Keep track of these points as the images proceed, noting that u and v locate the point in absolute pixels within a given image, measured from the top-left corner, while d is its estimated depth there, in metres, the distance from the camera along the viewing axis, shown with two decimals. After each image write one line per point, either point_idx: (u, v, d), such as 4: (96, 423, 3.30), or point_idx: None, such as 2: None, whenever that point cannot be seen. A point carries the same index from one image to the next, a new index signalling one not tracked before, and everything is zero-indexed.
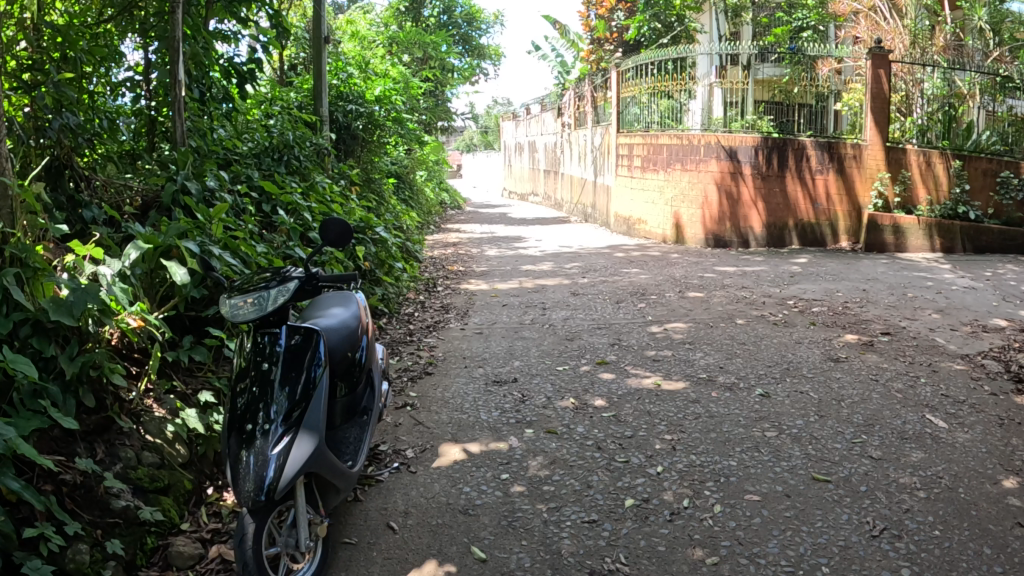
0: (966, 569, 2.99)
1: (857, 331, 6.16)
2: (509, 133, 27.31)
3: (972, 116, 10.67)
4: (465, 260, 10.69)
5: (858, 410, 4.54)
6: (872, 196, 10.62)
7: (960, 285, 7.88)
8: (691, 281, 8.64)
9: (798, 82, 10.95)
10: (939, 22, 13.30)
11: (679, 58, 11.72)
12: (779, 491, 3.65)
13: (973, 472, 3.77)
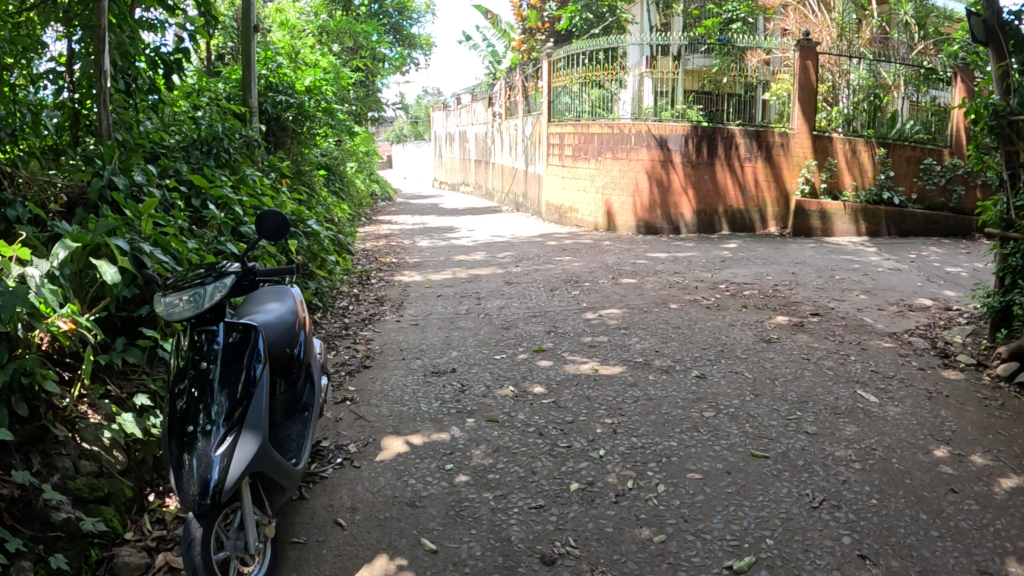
0: (903, 534, 3.17)
1: (787, 313, 6.39)
2: (439, 122, 27.07)
3: (896, 106, 11.19)
4: (398, 252, 10.57)
5: (792, 388, 4.74)
6: (799, 182, 11.05)
7: (884, 267, 8.26)
8: (623, 268, 8.77)
9: (727, 72, 11.26)
10: (866, 18, 13.87)
11: (609, 48, 11.83)
12: (719, 468, 3.78)
13: (906, 443, 3.98)
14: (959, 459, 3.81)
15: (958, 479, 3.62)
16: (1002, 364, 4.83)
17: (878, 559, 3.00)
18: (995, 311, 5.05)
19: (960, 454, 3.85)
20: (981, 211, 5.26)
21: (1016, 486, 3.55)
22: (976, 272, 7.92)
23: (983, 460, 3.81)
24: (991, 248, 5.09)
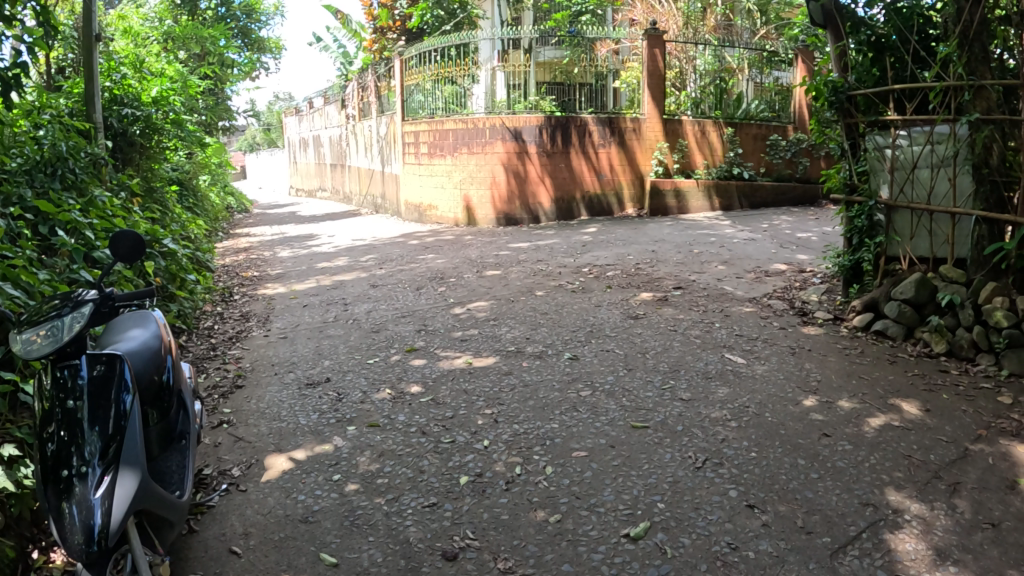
0: (785, 481, 3.10)
1: (652, 289, 6.74)
2: (291, 129, 26.16)
3: (741, 88, 12.29)
4: (258, 264, 10.17)
5: (665, 359, 4.94)
6: (653, 164, 11.77)
7: (739, 238, 8.84)
8: (487, 260, 8.92)
9: (578, 63, 11.59)
10: (712, 7, 14.38)
11: (461, 43, 11.75)
12: (605, 444, 3.63)
13: (776, 397, 4.10)
14: (828, 406, 3.90)
15: (829, 424, 3.67)
16: (857, 316, 5.12)
17: (766, 507, 2.88)
18: (847, 268, 5.53)
19: (828, 401, 3.96)
20: (827, 179, 5.82)
21: (883, 423, 3.63)
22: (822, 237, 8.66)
23: (849, 404, 3.92)
24: (840, 211, 5.63)
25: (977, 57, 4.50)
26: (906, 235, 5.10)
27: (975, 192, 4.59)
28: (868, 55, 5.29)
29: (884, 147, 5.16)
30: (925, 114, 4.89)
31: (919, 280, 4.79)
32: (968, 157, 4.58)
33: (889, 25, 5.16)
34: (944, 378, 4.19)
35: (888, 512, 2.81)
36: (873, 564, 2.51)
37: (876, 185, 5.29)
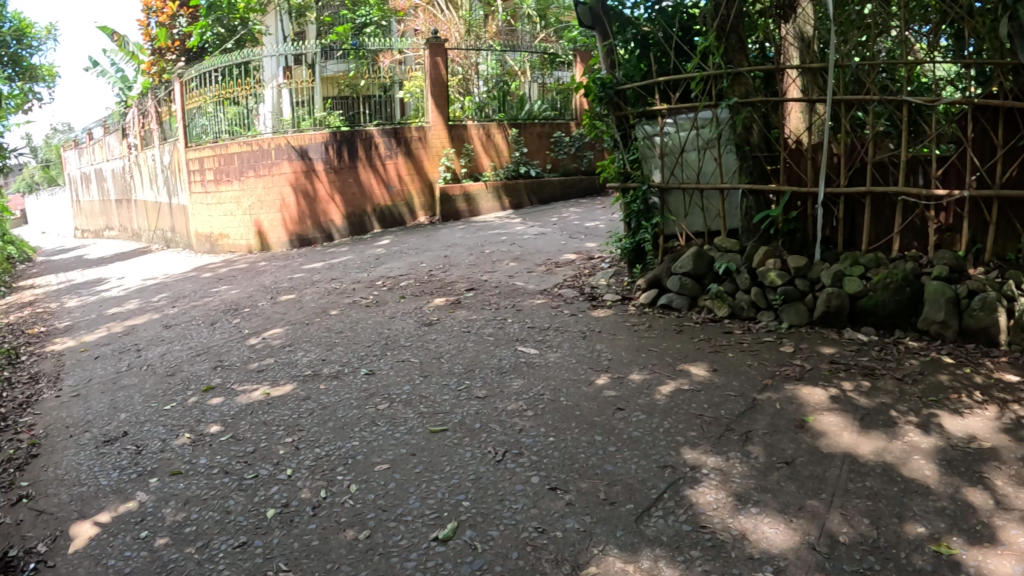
0: (585, 459, 2.99)
1: (442, 293, 5.83)
2: (74, 163, 23.87)
3: (524, 90, 11.64)
4: (44, 317, 9.11)
5: (458, 358, 4.24)
6: (440, 170, 10.76)
7: (530, 234, 8.74)
8: (281, 285, 7.75)
9: (363, 76, 10.48)
10: (493, 13, 14.85)
11: (244, 62, 10.30)
12: (402, 453, 3.18)
13: (568, 380, 3.77)
14: (620, 381, 3.71)
15: (622, 399, 3.51)
16: (642, 293, 4.92)
17: (567, 485, 2.80)
18: (629, 251, 5.31)
19: (619, 376, 3.77)
20: (602, 170, 5.52)
21: (673, 389, 3.56)
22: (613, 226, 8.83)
23: (640, 375, 3.77)
24: (618, 199, 5.40)
25: (734, 47, 4.63)
26: (680, 214, 5.05)
27: (740, 168, 4.66)
28: (636, 53, 5.13)
29: (653, 135, 5.02)
30: (689, 102, 4.86)
31: (696, 253, 4.72)
32: (732, 138, 4.63)
33: (654, 23, 5.02)
34: (729, 339, 4.18)
35: (686, 469, 2.88)
36: (677, 520, 2.57)
37: (648, 170, 5.14)
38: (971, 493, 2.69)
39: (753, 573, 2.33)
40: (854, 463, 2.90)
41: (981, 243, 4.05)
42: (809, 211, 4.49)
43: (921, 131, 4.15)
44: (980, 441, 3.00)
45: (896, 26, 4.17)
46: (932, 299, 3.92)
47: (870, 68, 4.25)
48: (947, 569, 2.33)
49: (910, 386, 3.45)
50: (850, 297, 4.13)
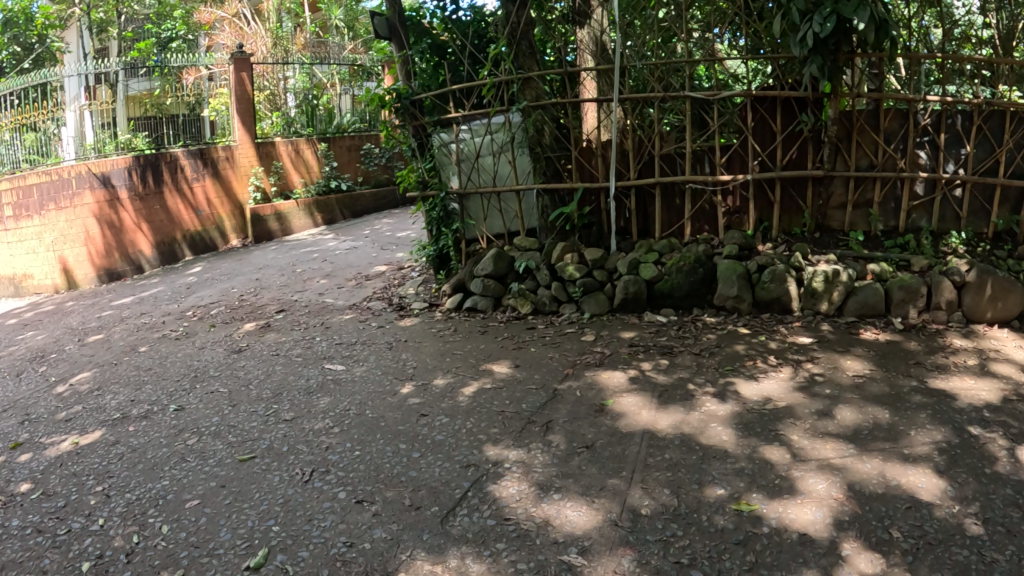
0: (389, 469, 3.22)
1: (252, 318, 5.51)
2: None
3: (336, 102, 10.25)
4: None
5: (265, 384, 4.20)
6: (250, 191, 9.20)
7: (341, 248, 7.86)
8: (89, 324, 6.14)
9: (169, 93, 8.68)
10: (299, 25, 13.78)
11: (41, 84, 8.12)
12: (213, 486, 3.23)
13: (374, 393, 3.96)
14: (424, 388, 3.97)
15: (426, 404, 3.79)
16: (448, 298, 5.23)
17: (374, 497, 3.02)
18: (434, 258, 5.65)
19: (424, 383, 4.02)
20: (401, 180, 5.78)
21: (475, 389, 3.91)
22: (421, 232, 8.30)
23: (443, 380, 4.05)
24: (417, 208, 5.70)
25: (523, 53, 5.10)
26: (480, 218, 5.43)
27: (534, 170, 5.15)
28: (432, 62, 5.53)
29: (449, 142, 5.38)
30: (481, 109, 5.30)
31: (496, 255, 5.12)
32: (526, 141, 5.11)
33: (451, 33, 5.47)
34: (531, 335, 4.63)
35: (489, 466, 3.20)
36: (481, 516, 2.87)
37: (445, 178, 5.48)
38: (767, 451, 3.25)
39: (559, 556, 2.66)
40: (653, 438, 3.38)
41: (766, 221, 5.03)
42: (603, 204, 5.13)
43: (706, 124, 4.95)
44: (775, 401, 3.66)
45: (698, 28, 4.86)
46: (726, 277, 4.67)
47: (654, 68, 4.90)
48: (747, 523, 2.81)
49: (707, 359, 4.14)
50: (647, 282, 4.79)
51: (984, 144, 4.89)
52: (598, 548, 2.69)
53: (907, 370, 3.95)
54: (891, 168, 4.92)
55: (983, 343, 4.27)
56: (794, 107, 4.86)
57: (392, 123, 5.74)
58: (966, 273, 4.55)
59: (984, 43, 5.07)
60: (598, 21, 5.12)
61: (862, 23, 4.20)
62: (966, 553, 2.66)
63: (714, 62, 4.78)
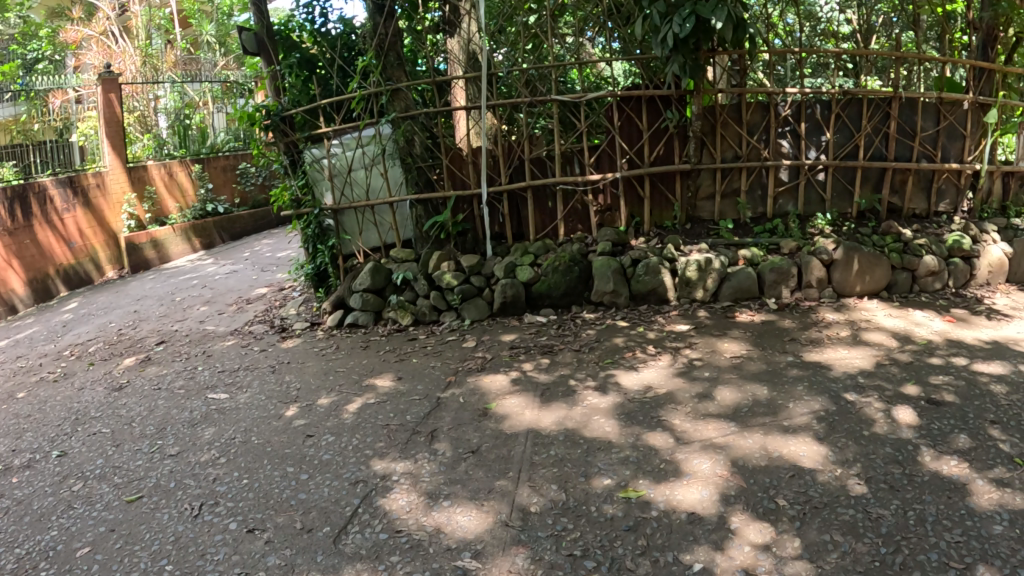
0: (278, 494, 3.32)
1: (132, 352, 5.44)
2: None
3: (210, 121, 10.42)
4: None
5: (149, 420, 4.18)
6: (123, 219, 8.69)
7: (221, 272, 7.87)
8: None
9: (37, 118, 7.82)
10: (169, 43, 13.70)
11: None
12: (102, 531, 3.15)
13: (258, 419, 4.09)
14: (308, 409, 4.16)
15: (311, 425, 3.97)
16: (330, 315, 5.47)
17: (265, 524, 3.08)
18: (312, 275, 5.83)
19: (307, 405, 4.21)
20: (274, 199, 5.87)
21: (359, 405, 4.15)
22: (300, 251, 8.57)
23: (327, 400, 4.26)
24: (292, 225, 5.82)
25: (392, 64, 5.35)
26: (355, 232, 5.71)
27: (407, 180, 5.49)
28: (300, 76, 5.61)
29: (321, 158, 5.59)
30: (352, 122, 5.53)
31: (373, 268, 5.38)
32: (397, 152, 5.43)
33: (320, 47, 5.60)
34: (413, 346, 4.97)
35: (376, 480, 3.36)
36: (373, 531, 2.98)
37: (318, 194, 5.67)
38: (651, 437, 3.53)
39: (452, 562, 2.77)
40: (539, 436, 3.64)
41: (638, 216, 5.59)
42: (475, 211, 5.51)
43: (573, 124, 5.39)
44: (654, 389, 4.04)
45: (571, 33, 5.30)
46: (602, 274, 5.17)
47: (522, 74, 5.29)
48: (636, 509, 2.98)
49: (588, 354, 4.58)
50: (524, 283, 5.22)
51: (842, 131, 5.56)
52: (492, 550, 2.82)
53: (783, 347, 4.44)
54: (756, 158, 5.53)
55: (852, 315, 4.88)
56: (658, 106, 5.39)
57: (263, 140, 5.75)
58: (834, 251, 5.21)
59: (846, 37, 5.62)
60: (466, 30, 5.47)
61: (719, 22, 4.47)
62: (852, 513, 2.83)
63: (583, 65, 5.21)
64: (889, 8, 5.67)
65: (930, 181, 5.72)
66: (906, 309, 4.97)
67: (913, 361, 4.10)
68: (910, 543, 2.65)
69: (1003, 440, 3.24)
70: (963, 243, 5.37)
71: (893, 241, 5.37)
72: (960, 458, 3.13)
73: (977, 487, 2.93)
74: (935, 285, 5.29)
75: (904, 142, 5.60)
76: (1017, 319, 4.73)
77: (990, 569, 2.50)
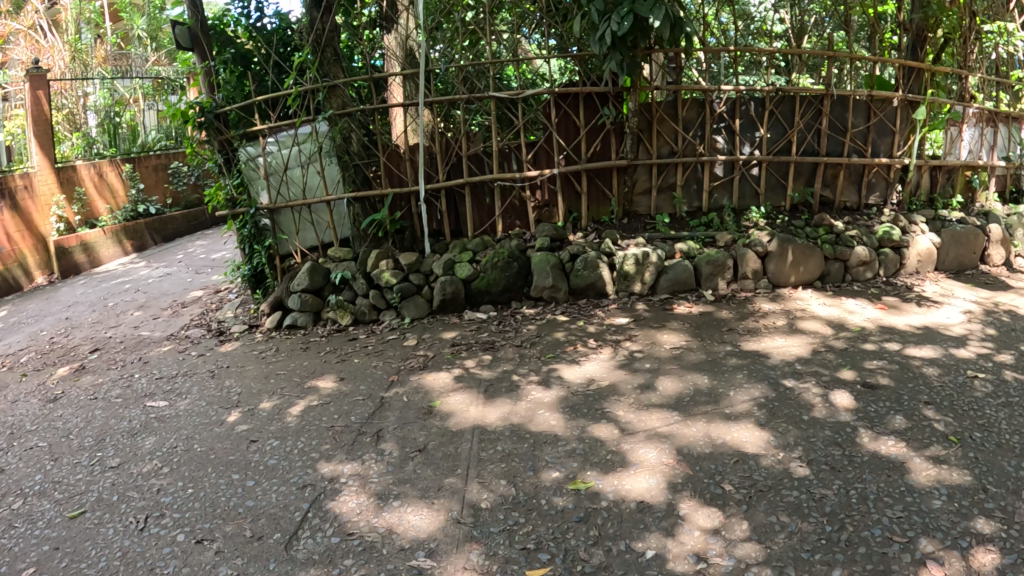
0: (226, 502, 3.23)
1: (65, 361, 5.21)
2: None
3: (140, 119, 10.05)
4: None
5: (86, 432, 4.02)
6: (52, 222, 8.27)
7: (154, 275, 7.60)
8: None
9: None
10: (99, 37, 13.32)
11: None
12: (46, 550, 3.02)
13: (200, 425, 3.98)
14: (251, 414, 4.06)
15: (255, 430, 3.88)
16: (267, 317, 5.33)
17: (214, 534, 3.00)
18: (249, 277, 5.69)
19: (250, 409, 4.11)
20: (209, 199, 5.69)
21: (303, 408, 4.08)
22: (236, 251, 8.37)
23: (269, 403, 4.17)
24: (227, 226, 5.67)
25: (329, 60, 5.26)
26: (292, 232, 5.58)
27: (344, 178, 5.37)
28: (235, 72, 5.52)
29: (256, 156, 5.46)
30: (288, 119, 5.44)
31: (310, 268, 5.28)
32: (334, 149, 5.30)
33: (255, 42, 5.53)
34: (354, 346, 4.90)
35: (325, 483, 3.30)
36: (325, 536, 2.93)
37: (254, 194, 5.54)
38: (596, 429, 3.58)
39: (408, 562, 2.74)
40: (484, 432, 3.66)
41: (575, 211, 5.64)
42: (413, 209, 5.46)
43: (510, 122, 5.40)
44: (597, 381, 4.10)
45: (507, 30, 5.29)
46: (541, 269, 5.21)
47: (460, 70, 5.28)
48: (586, 500, 3.02)
49: (529, 349, 4.61)
50: (463, 280, 5.21)
51: (775, 127, 5.75)
52: (445, 548, 2.81)
53: (721, 337, 4.56)
54: (691, 154, 5.67)
55: (787, 304, 5.05)
56: (595, 102, 5.44)
57: (196, 139, 5.63)
58: (768, 243, 5.37)
59: (779, 36, 5.82)
60: (404, 26, 5.27)
61: (656, 21, 4.52)
62: (795, 494, 2.94)
63: (520, 63, 5.23)
64: (820, 8, 5.72)
65: (861, 175, 5.97)
66: (838, 298, 5.17)
67: (847, 348, 4.27)
68: (854, 520, 2.76)
69: (937, 420, 3.41)
70: (892, 234, 5.60)
71: (826, 233, 5.58)
72: (896, 438, 3.28)
73: (914, 464, 3.08)
74: (866, 274, 5.52)
75: (835, 137, 5.82)
76: (945, 305, 4.99)
77: (930, 541, 2.63)
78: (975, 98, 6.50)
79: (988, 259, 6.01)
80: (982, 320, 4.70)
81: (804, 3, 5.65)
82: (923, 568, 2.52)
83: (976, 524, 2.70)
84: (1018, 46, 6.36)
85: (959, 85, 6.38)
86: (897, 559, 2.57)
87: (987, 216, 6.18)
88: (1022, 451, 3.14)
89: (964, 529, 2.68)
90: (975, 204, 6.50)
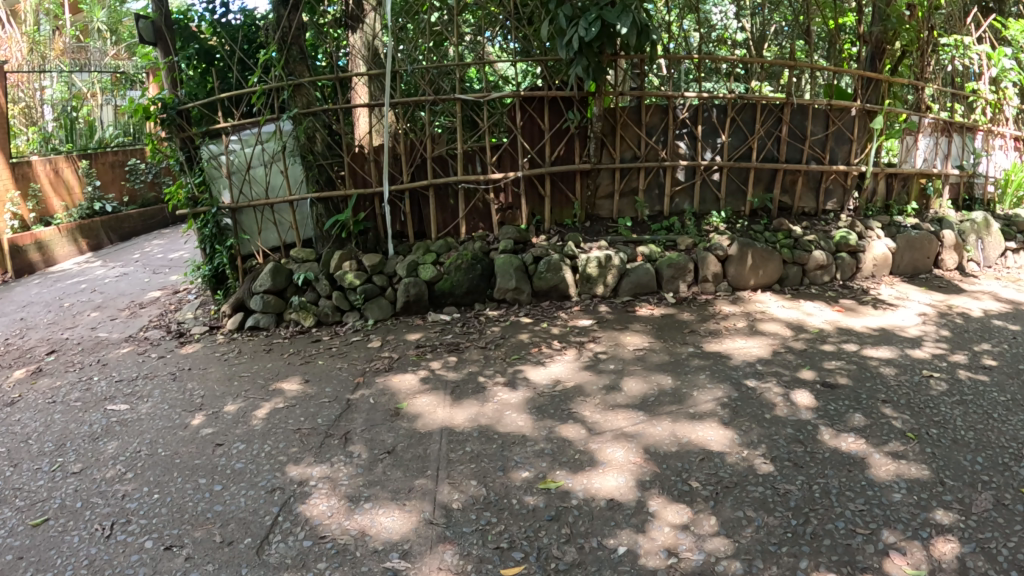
0: (193, 508, 3.16)
1: (20, 364, 5.02)
2: None
3: (98, 114, 9.77)
4: None
5: (45, 437, 3.89)
6: (7, 217, 7.88)
7: (110, 276, 7.38)
8: None
9: None
10: (59, 28, 12.80)
11: None
12: (8, 559, 2.91)
13: (164, 429, 3.89)
14: (215, 417, 3.99)
15: (220, 433, 3.81)
16: (229, 319, 5.25)
17: (183, 540, 2.93)
18: (210, 278, 5.59)
19: (214, 413, 4.04)
20: (170, 197, 5.64)
21: (268, 411, 4.02)
22: (196, 252, 8.19)
23: (234, 406, 4.10)
24: (187, 226, 5.55)
25: (295, 58, 5.23)
26: (254, 231, 5.51)
27: (307, 178, 5.33)
28: (200, 68, 5.51)
29: (219, 154, 5.37)
30: (251, 117, 5.37)
31: (273, 269, 5.22)
32: (298, 149, 5.26)
33: (220, 37, 5.51)
34: (318, 348, 4.85)
35: (294, 487, 3.27)
36: (296, 540, 2.90)
37: (216, 192, 5.45)
38: (564, 430, 3.63)
39: (382, 564, 2.74)
40: (454, 433, 3.67)
41: (538, 214, 5.72)
42: (377, 210, 5.43)
43: (477, 125, 5.45)
44: (563, 382, 4.16)
45: (469, 32, 5.29)
46: (505, 270, 5.24)
47: (425, 72, 5.23)
48: (557, 500, 3.06)
49: (495, 351, 4.64)
50: (427, 282, 5.19)
51: (737, 134, 5.92)
52: (419, 549, 2.80)
53: (684, 339, 4.67)
54: (654, 158, 5.78)
55: (747, 306, 5.21)
56: (560, 106, 5.50)
57: (157, 135, 5.59)
58: (728, 247, 5.53)
59: (738, 44, 5.93)
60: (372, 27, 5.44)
61: (624, 28, 4.66)
62: (761, 490, 3.04)
63: (482, 66, 5.24)
64: (781, 18, 6.06)
65: (818, 182, 6.22)
66: (796, 300, 5.35)
67: (807, 348, 4.43)
68: (818, 513, 2.87)
69: (896, 416, 3.58)
70: (849, 239, 5.82)
71: (784, 238, 5.79)
72: (857, 434, 3.43)
73: (875, 459, 3.22)
74: (823, 277, 5.74)
75: (795, 145, 6.05)
76: (900, 307, 5.22)
77: (892, 532, 2.76)
78: (931, 108, 6.77)
79: (941, 263, 6.31)
80: (935, 322, 4.93)
81: (767, 14, 5.94)
82: (887, 558, 2.63)
83: (936, 515, 2.84)
84: (972, 58, 6.79)
85: (916, 95, 6.65)
86: (861, 549, 2.67)
87: (940, 222, 6.47)
88: (976, 446, 3.32)
89: (924, 520, 2.82)
90: (929, 211, 6.84)
